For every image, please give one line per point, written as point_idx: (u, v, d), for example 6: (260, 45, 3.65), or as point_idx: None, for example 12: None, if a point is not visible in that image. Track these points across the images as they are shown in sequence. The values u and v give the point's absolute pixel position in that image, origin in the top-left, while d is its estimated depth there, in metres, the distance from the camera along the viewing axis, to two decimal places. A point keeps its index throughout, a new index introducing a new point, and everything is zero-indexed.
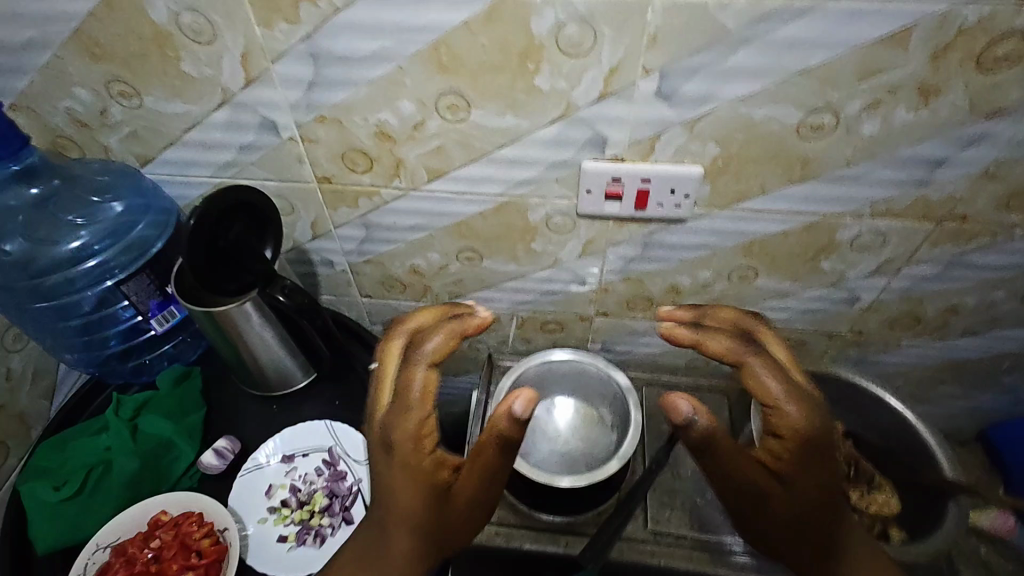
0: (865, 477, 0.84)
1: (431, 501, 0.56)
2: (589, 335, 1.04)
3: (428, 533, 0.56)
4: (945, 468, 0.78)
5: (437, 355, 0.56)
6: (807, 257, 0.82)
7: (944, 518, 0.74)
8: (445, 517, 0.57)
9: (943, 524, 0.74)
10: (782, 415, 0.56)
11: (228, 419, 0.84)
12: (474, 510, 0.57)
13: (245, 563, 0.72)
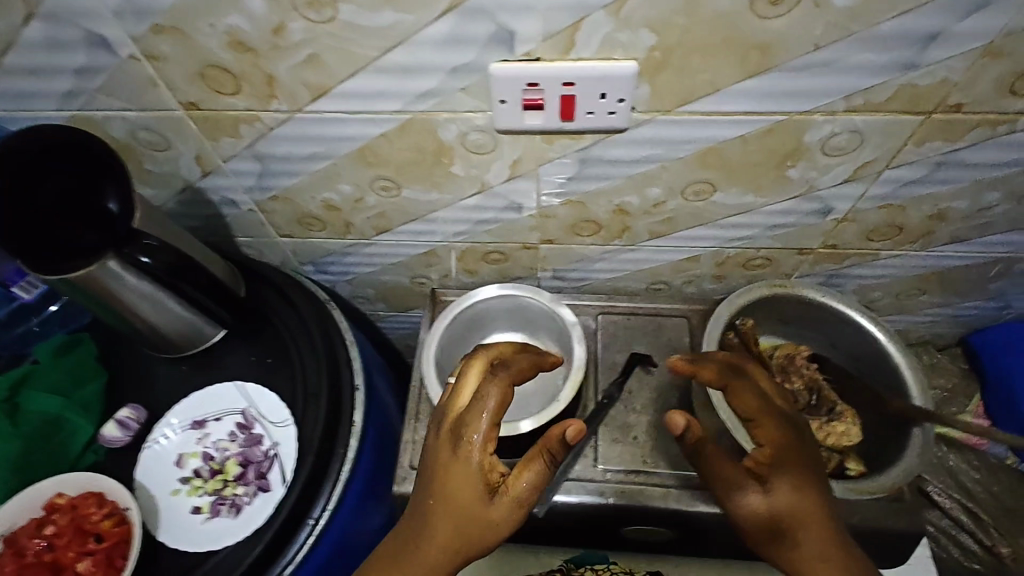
0: (825, 408, 0.77)
1: (477, 505, 0.54)
2: (537, 263, 0.95)
3: (465, 537, 0.54)
4: (913, 394, 0.73)
5: (516, 378, 0.57)
6: (770, 167, 0.70)
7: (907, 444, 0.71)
8: (478, 525, 0.54)
9: (905, 452, 0.70)
10: (766, 428, 0.56)
11: (133, 384, 0.77)
12: (512, 518, 0.55)
13: (156, 539, 0.67)
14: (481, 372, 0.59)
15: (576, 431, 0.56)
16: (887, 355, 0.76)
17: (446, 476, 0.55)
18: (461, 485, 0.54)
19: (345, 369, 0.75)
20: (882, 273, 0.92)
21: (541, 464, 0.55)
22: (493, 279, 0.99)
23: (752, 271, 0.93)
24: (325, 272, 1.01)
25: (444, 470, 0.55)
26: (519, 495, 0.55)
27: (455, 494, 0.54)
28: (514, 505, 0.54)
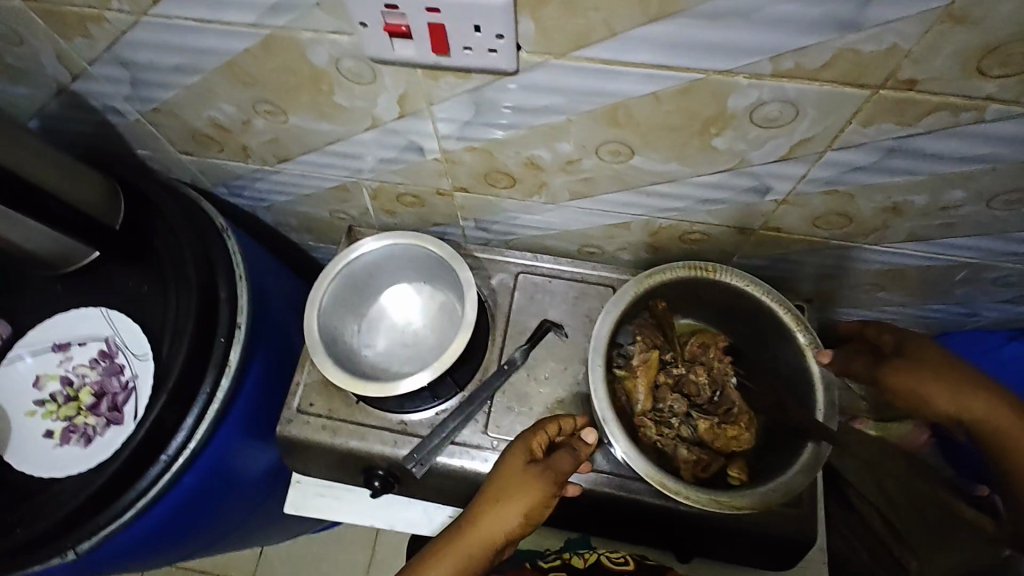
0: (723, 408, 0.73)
1: (511, 508, 0.61)
2: (457, 212, 0.87)
3: (488, 538, 0.61)
4: (817, 409, 0.68)
5: (552, 424, 0.68)
6: (690, 134, 0.60)
7: (794, 458, 0.67)
8: (502, 523, 0.61)
9: (792, 467, 0.66)
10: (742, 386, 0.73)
11: (5, 298, 0.75)
12: (525, 521, 0.61)
13: (4, 459, 0.69)
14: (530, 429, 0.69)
15: (592, 433, 0.68)
16: (801, 361, 0.70)
17: (503, 485, 0.63)
18: (505, 493, 0.62)
19: (222, 307, 0.74)
20: (834, 263, 0.82)
21: (568, 453, 0.65)
22: (413, 222, 0.92)
23: (690, 246, 0.84)
24: (239, 196, 0.94)
25: (507, 481, 0.63)
26: (540, 504, 0.62)
27: (500, 500, 0.62)
28: (529, 505, 0.61)
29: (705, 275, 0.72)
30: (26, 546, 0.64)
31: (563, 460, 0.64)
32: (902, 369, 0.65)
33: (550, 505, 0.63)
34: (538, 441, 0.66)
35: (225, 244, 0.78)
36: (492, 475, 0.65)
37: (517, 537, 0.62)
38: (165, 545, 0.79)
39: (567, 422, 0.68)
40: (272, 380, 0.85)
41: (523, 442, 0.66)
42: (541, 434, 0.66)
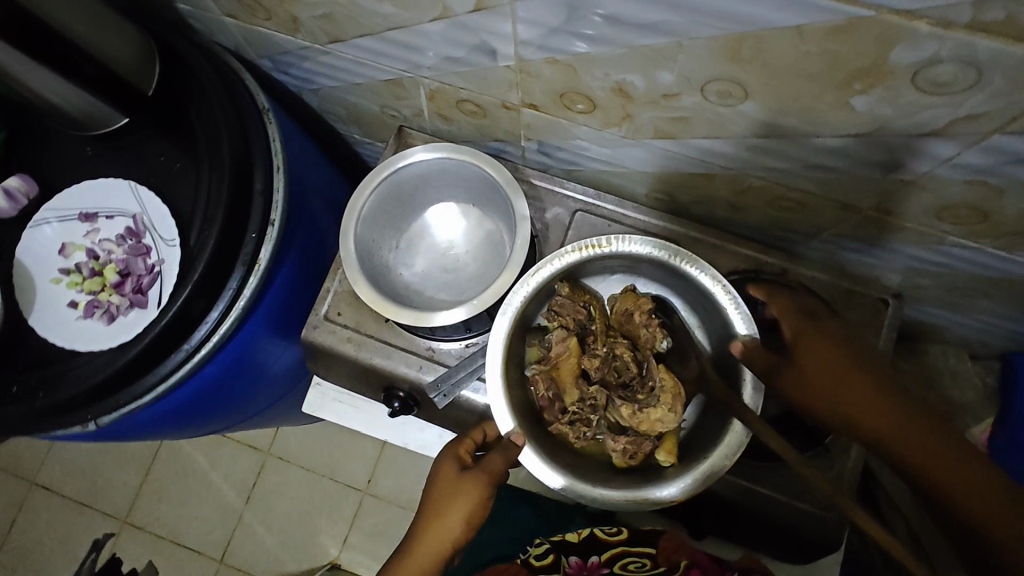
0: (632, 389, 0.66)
1: (450, 515, 0.62)
2: (520, 130, 0.77)
3: (433, 550, 0.62)
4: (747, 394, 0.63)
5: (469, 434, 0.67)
6: (824, 85, 0.49)
7: (719, 438, 0.62)
8: (444, 531, 0.62)
9: (710, 454, 0.62)
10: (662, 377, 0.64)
11: (36, 153, 0.71)
12: (466, 526, 0.62)
13: (28, 322, 0.67)
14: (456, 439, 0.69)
15: (522, 436, 0.62)
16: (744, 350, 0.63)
17: (441, 496, 0.63)
18: (442, 503, 0.63)
19: (256, 200, 0.69)
20: (940, 260, 0.71)
21: (498, 449, 0.63)
22: (470, 133, 0.83)
23: (777, 212, 0.74)
24: (285, 74, 0.86)
25: (444, 493, 0.63)
26: (477, 507, 0.62)
27: (439, 508, 0.62)
28: (466, 510, 0.62)
29: (596, 252, 0.66)
30: (46, 413, 0.64)
31: (492, 460, 0.63)
32: (811, 366, 0.59)
33: (487, 505, 0.63)
34: (465, 446, 0.66)
35: (264, 130, 0.71)
36: (428, 491, 0.65)
37: (463, 544, 0.63)
38: (182, 425, 0.80)
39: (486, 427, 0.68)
40: (300, 281, 0.81)
41: (452, 453, 0.66)
42: (466, 441, 0.67)
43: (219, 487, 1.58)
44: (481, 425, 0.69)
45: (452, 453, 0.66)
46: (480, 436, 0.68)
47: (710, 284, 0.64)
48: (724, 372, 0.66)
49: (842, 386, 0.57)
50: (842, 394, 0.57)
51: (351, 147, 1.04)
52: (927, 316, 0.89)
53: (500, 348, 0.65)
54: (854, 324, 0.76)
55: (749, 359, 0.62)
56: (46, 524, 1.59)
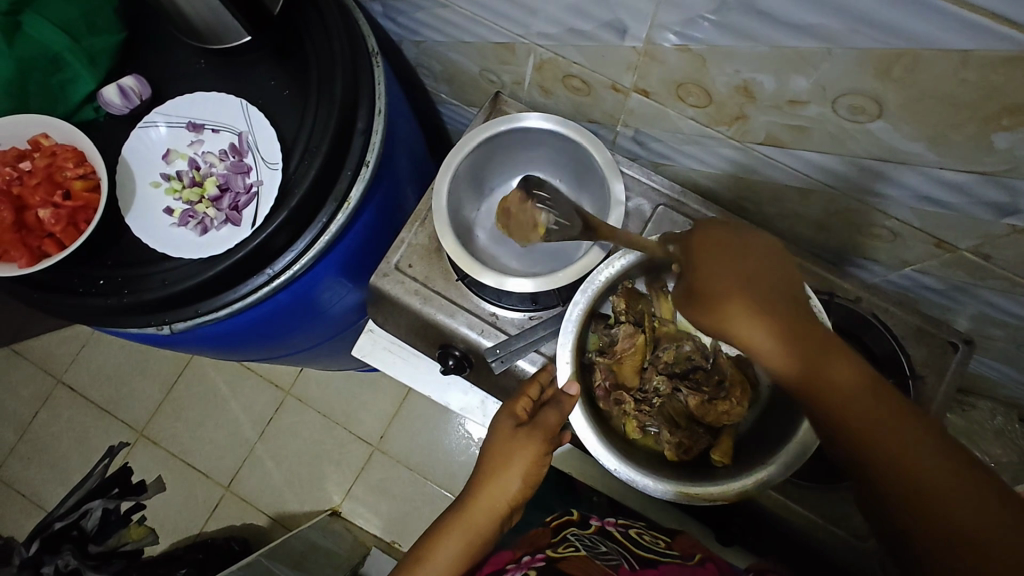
0: (699, 381, 0.69)
1: (510, 472, 0.62)
2: (620, 114, 0.77)
3: (492, 505, 0.62)
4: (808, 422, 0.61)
5: (529, 390, 0.68)
6: (969, 116, 0.49)
7: (778, 448, 0.63)
8: (503, 488, 0.62)
9: (765, 463, 0.62)
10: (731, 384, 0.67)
11: (152, 59, 0.73)
12: (524, 483, 0.63)
13: (124, 220, 0.69)
14: (512, 394, 0.69)
15: (575, 384, 0.64)
16: None
17: (499, 453, 0.63)
18: (501, 458, 0.63)
19: (357, 139, 0.70)
20: (1022, 313, 0.71)
21: (554, 405, 0.64)
22: (566, 109, 0.83)
23: (864, 239, 0.74)
24: (392, 21, 0.86)
25: (503, 450, 0.63)
26: (535, 462, 0.63)
27: (497, 463, 0.63)
28: (526, 466, 0.62)
29: None
30: (131, 310, 0.66)
31: (547, 416, 0.64)
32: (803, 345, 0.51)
33: (545, 461, 0.64)
34: (522, 403, 0.67)
35: (373, 71, 0.71)
36: (484, 448, 0.66)
37: (521, 499, 0.63)
38: (243, 345, 0.83)
39: (544, 380, 0.69)
40: (379, 226, 0.83)
41: (508, 411, 0.66)
42: (522, 398, 0.67)
43: (236, 417, 1.61)
44: (535, 380, 0.69)
45: (509, 411, 0.67)
46: (537, 393, 0.68)
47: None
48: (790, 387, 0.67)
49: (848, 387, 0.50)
50: (864, 417, 0.49)
51: (434, 104, 1.05)
52: (984, 369, 0.88)
53: (571, 333, 0.66)
54: (919, 363, 0.76)
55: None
56: (66, 422, 1.64)
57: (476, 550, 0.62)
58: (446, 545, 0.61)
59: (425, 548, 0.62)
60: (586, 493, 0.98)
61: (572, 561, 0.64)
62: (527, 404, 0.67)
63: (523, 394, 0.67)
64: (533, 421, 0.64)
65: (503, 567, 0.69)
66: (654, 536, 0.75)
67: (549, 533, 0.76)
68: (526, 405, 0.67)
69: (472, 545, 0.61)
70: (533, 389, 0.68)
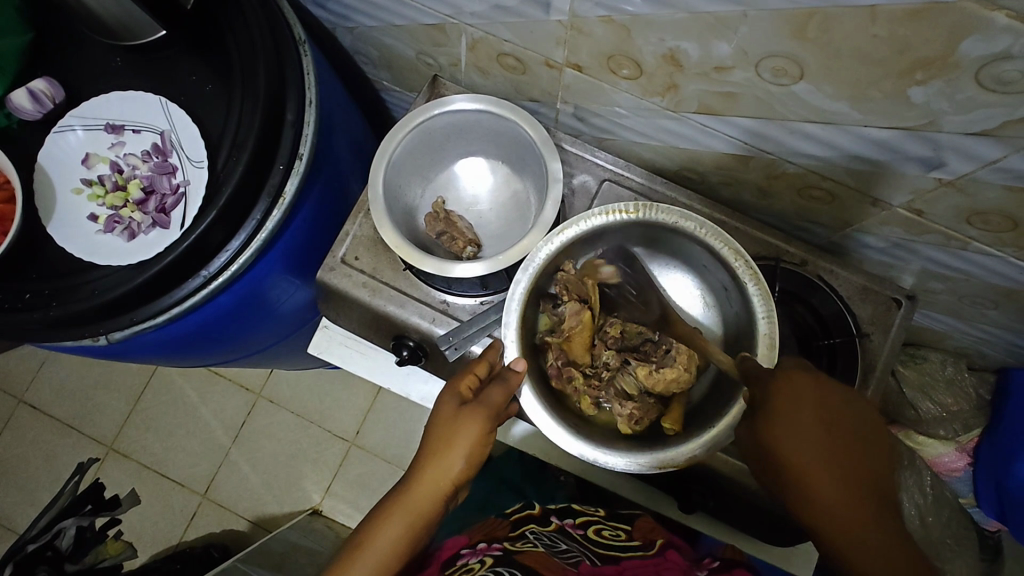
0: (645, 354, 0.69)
1: (454, 451, 0.62)
2: (558, 91, 0.76)
3: (435, 485, 0.62)
4: None
5: (475, 368, 0.67)
6: (884, 72, 0.49)
7: (727, 414, 0.63)
8: (447, 467, 0.62)
9: (714, 429, 0.63)
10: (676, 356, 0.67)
11: (65, 60, 0.70)
12: (469, 462, 0.63)
13: (46, 231, 0.67)
14: (458, 373, 0.69)
15: (521, 360, 0.64)
16: (755, 331, 0.64)
17: (442, 432, 0.63)
18: (445, 437, 0.63)
19: (286, 132, 0.68)
20: (960, 265, 0.72)
21: (499, 383, 0.64)
22: (505, 88, 0.82)
23: (805, 202, 0.74)
24: (321, 7, 0.83)
25: (445, 429, 0.63)
26: (479, 440, 0.63)
27: (441, 443, 0.63)
28: (470, 444, 0.62)
29: (626, 220, 0.66)
30: (62, 322, 0.63)
31: (492, 393, 0.63)
32: (781, 427, 0.55)
33: (489, 439, 0.64)
34: (467, 382, 0.66)
35: (299, 61, 0.69)
36: (428, 429, 0.65)
37: (466, 478, 0.63)
38: (191, 351, 0.81)
39: (491, 358, 0.68)
40: (320, 220, 0.81)
41: (452, 389, 0.66)
42: (468, 376, 0.66)
43: (207, 423, 1.59)
44: (483, 359, 0.68)
45: (453, 391, 0.66)
46: (485, 371, 0.67)
47: (732, 261, 0.64)
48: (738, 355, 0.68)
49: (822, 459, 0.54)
50: (825, 477, 0.53)
51: (377, 92, 1.02)
52: (933, 323, 0.91)
53: (516, 314, 0.66)
54: (866, 321, 0.77)
55: (762, 341, 0.62)
56: (31, 442, 1.60)
57: (419, 532, 0.61)
58: (388, 529, 0.60)
59: (365, 533, 0.61)
60: (558, 473, 0.98)
61: (529, 555, 0.64)
62: (472, 383, 0.66)
63: (468, 373, 0.67)
64: (477, 398, 0.64)
65: (459, 553, 0.70)
66: (615, 531, 0.76)
67: (510, 526, 0.76)
68: (471, 385, 0.66)
69: (415, 527, 0.61)
70: (479, 366, 0.67)
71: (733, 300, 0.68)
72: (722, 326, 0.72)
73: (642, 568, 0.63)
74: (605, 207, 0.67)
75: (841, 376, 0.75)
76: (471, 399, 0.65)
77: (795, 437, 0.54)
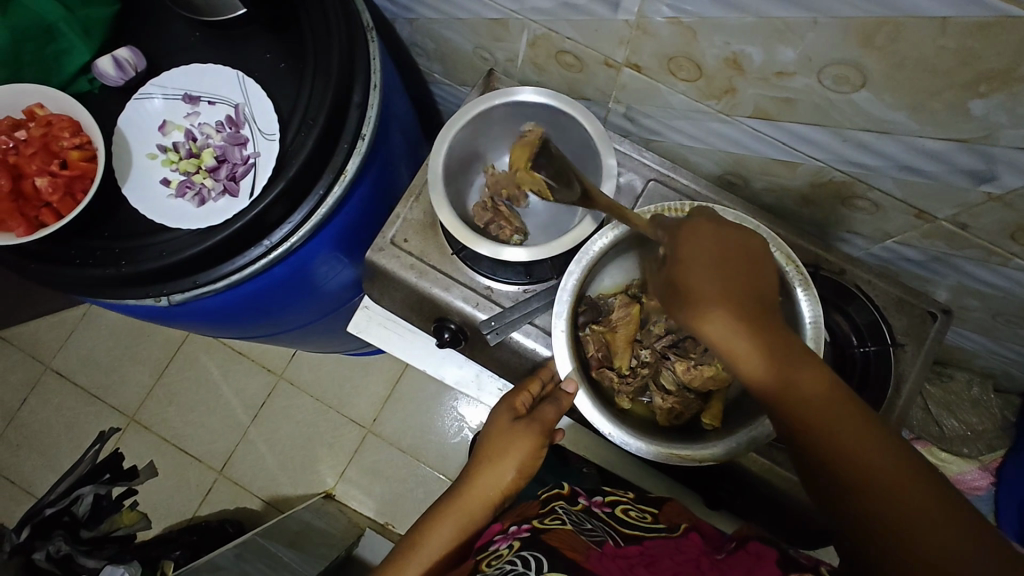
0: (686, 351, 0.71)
1: (506, 463, 0.66)
2: (612, 90, 0.79)
3: (486, 492, 0.66)
4: None
5: (529, 386, 0.71)
6: (946, 83, 0.51)
7: (767, 410, 0.65)
8: (496, 478, 0.66)
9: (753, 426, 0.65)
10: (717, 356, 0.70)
11: (147, 32, 0.73)
12: (519, 474, 0.66)
13: (120, 193, 0.70)
14: (512, 389, 0.73)
15: (572, 382, 0.66)
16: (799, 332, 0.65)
17: (496, 443, 0.67)
18: (498, 447, 0.66)
19: (353, 112, 0.71)
20: (998, 282, 0.74)
21: (553, 402, 0.68)
22: (559, 85, 0.84)
23: (849, 212, 0.76)
24: None
25: (500, 440, 0.67)
26: (530, 454, 0.67)
27: (495, 454, 0.66)
28: (522, 457, 0.66)
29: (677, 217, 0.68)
30: (130, 280, 0.66)
31: (546, 411, 0.68)
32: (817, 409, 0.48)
33: (539, 454, 0.67)
34: (521, 397, 0.70)
35: (369, 46, 0.72)
36: (481, 438, 0.69)
37: (513, 490, 0.67)
38: (237, 321, 0.84)
39: (545, 377, 0.72)
40: (373, 202, 0.83)
41: (507, 403, 0.70)
42: (522, 393, 0.70)
43: (227, 401, 1.62)
44: (536, 377, 0.72)
45: (506, 406, 0.70)
46: (537, 390, 0.71)
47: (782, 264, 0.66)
48: None
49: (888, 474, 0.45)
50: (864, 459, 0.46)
51: (428, 85, 1.06)
52: (962, 341, 0.92)
53: (566, 303, 0.68)
54: (901, 332, 0.78)
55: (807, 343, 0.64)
56: (55, 409, 1.63)
57: (466, 535, 0.65)
58: (439, 530, 0.64)
59: (417, 532, 0.65)
60: (582, 467, 1.00)
61: (556, 534, 0.63)
62: (525, 399, 0.70)
63: (523, 389, 0.71)
64: (530, 415, 0.68)
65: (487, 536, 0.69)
66: (641, 512, 0.75)
67: (537, 504, 0.76)
68: (525, 403, 0.70)
69: (465, 529, 0.65)
70: (534, 384, 0.71)
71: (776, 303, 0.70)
72: None
73: (664, 547, 0.64)
74: (657, 205, 0.69)
75: (874, 384, 0.76)
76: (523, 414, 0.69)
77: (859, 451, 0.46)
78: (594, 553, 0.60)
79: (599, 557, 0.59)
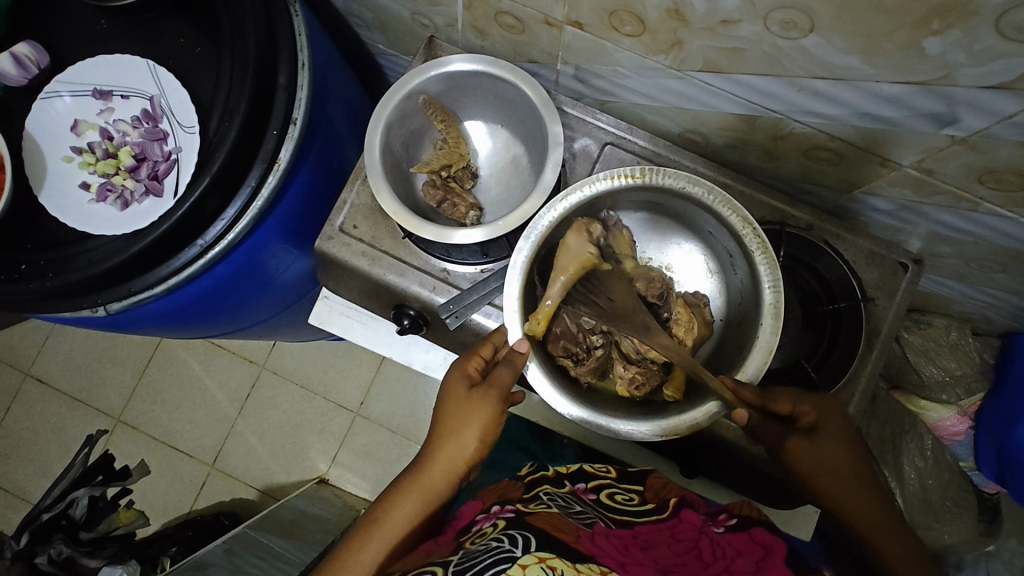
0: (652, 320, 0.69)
1: (466, 434, 0.64)
2: (558, 51, 0.74)
3: (449, 466, 0.64)
4: (755, 354, 0.62)
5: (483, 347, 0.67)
6: (898, 22, 0.47)
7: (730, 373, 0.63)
8: (459, 449, 0.64)
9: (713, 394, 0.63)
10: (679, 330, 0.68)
11: (50, 22, 0.68)
12: (480, 443, 0.64)
13: (39, 200, 0.66)
14: (463, 354, 0.69)
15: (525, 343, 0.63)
16: (759, 299, 0.63)
17: (454, 414, 0.64)
18: (457, 419, 0.64)
19: (279, 95, 0.66)
20: (968, 227, 0.71)
21: (506, 365, 0.65)
22: (504, 49, 0.79)
23: (813, 163, 0.72)
24: None
25: (459, 411, 0.64)
26: (490, 421, 0.64)
27: (455, 425, 0.64)
28: (481, 426, 0.64)
29: (629, 182, 0.65)
30: (58, 293, 0.63)
31: (501, 375, 0.64)
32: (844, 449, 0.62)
33: (500, 419, 0.65)
34: (474, 362, 0.66)
35: (290, 21, 0.67)
36: (438, 408, 0.66)
37: (478, 458, 0.65)
38: (190, 321, 0.80)
39: (497, 341, 0.67)
40: (317, 189, 0.79)
41: (460, 370, 0.66)
42: (474, 358, 0.66)
43: (212, 395, 1.60)
44: (488, 340, 0.68)
45: (462, 371, 0.66)
46: (491, 354, 0.67)
47: (739, 228, 0.63)
48: (740, 322, 0.68)
49: (843, 473, 0.62)
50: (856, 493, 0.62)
51: (373, 56, 1.00)
52: (937, 287, 0.90)
53: (518, 280, 0.64)
54: (871, 286, 0.76)
55: (767, 307, 0.62)
56: (40, 415, 1.61)
57: (434, 506, 0.64)
58: (403, 505, 0.63)
59: (382, 509, 0.64)
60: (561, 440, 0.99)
61: (541, 516, 0.63)
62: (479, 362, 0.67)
63: (477, 352, 0.66)
64: (488, 380, 0.65)
65: (475, 519, 0.69)
66: (628, 494, 0.75)
67: (523, 487, 0.77)
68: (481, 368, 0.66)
69: (429, 503, 0.64)
70: (488, 345, 0.67)
71: (737, 267, 0.68)
72: (726, 291, 0.72)
73: (657, 534, 0.62)
74: (608, 173, 0.66)
75: (844, 342, 0.74)
76: (480, 379, 0.66)
77: (858, 507, 0.61)
78: (584, 536, 0.59)
79: (591, 539, 0.58)
